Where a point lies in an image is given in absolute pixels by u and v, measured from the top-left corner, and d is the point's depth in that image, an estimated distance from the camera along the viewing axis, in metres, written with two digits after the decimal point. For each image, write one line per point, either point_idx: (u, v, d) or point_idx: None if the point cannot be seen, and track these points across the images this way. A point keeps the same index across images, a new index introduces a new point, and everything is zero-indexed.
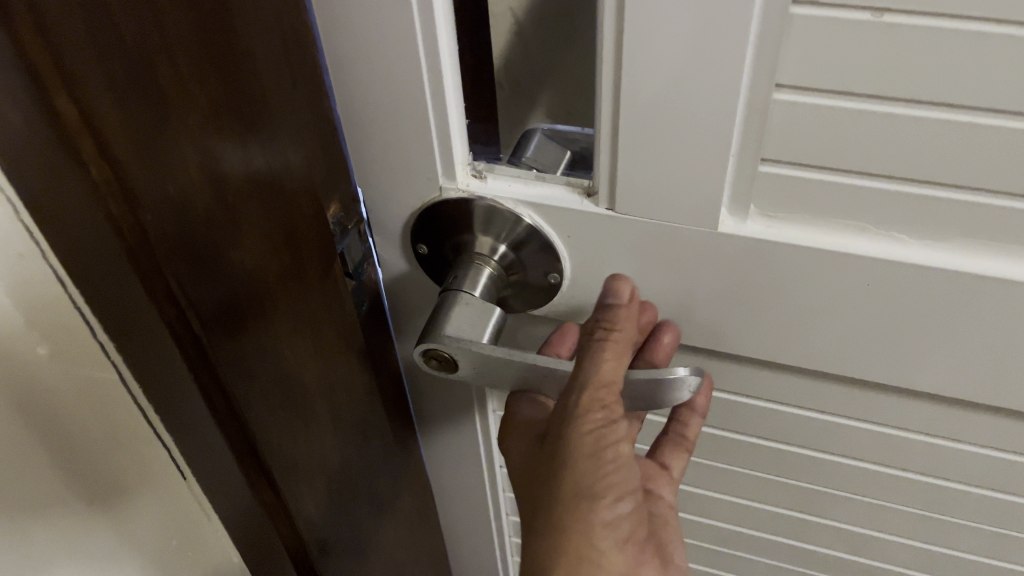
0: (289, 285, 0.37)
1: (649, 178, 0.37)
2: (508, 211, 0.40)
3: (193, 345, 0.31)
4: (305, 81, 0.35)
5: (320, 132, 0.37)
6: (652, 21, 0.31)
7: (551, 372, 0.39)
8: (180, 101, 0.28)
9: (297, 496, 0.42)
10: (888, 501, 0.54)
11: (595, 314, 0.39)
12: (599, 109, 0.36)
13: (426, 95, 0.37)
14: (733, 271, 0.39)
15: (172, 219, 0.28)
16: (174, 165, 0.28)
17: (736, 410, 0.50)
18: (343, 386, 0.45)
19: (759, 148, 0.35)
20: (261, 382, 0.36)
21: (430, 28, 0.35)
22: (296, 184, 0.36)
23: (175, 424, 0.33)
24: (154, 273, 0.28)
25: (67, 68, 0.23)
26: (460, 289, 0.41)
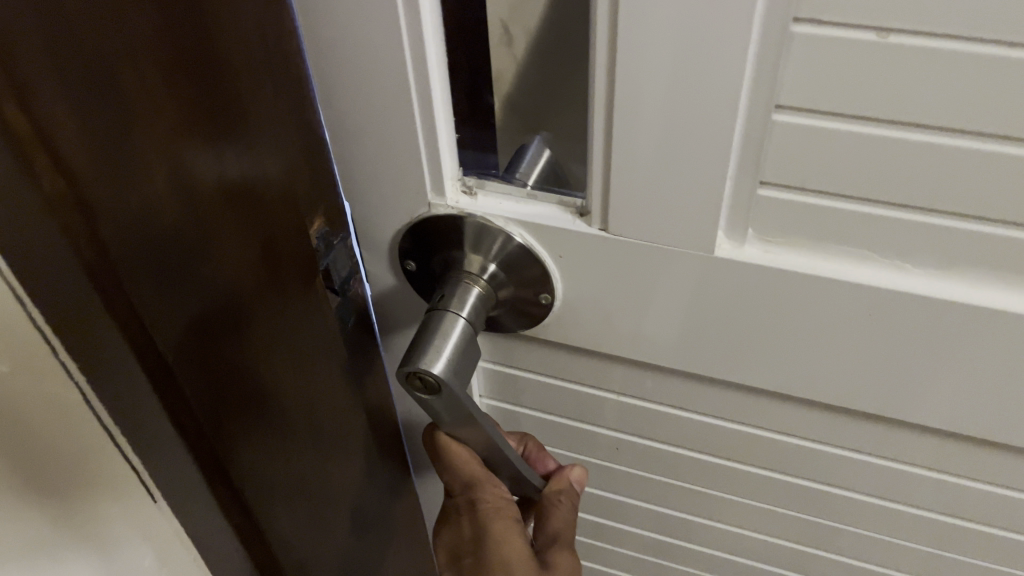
0: (267, 297, 0.36)
1: (641, 198, 0.35)
2: (499, 229, 0.39)
3: (158, 364, 0.30)
4: (287, 88, 0.34)
5: (302, 140, 0.36)
6: (645, 36, 0.30)
7: (477, 419, 0.40)
8: (147, 115, 0.26)
9: (271, 515, 0.41)
10: (890, 536, 0.52)
11: (549, 487, 0.45)
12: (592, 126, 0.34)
13: (414, 108, 0.36)
14: (730, 298, 0.38)
15: (136, 233, 0.27)
16: (140, 177, 0.27)
17: (732, 439, 0.48)
18: (325, 400, 0.44)
19: (756, 170, 0.33)
20: (237, 401, 0.35)
21: (419, 39, 0.33)
22: (274, 194, 0.34)
23: (143, 445, 0.32)
24: (115, 290, 0.27)
25: (19, 78, 0.22)
26: (446, 308, 0.39)
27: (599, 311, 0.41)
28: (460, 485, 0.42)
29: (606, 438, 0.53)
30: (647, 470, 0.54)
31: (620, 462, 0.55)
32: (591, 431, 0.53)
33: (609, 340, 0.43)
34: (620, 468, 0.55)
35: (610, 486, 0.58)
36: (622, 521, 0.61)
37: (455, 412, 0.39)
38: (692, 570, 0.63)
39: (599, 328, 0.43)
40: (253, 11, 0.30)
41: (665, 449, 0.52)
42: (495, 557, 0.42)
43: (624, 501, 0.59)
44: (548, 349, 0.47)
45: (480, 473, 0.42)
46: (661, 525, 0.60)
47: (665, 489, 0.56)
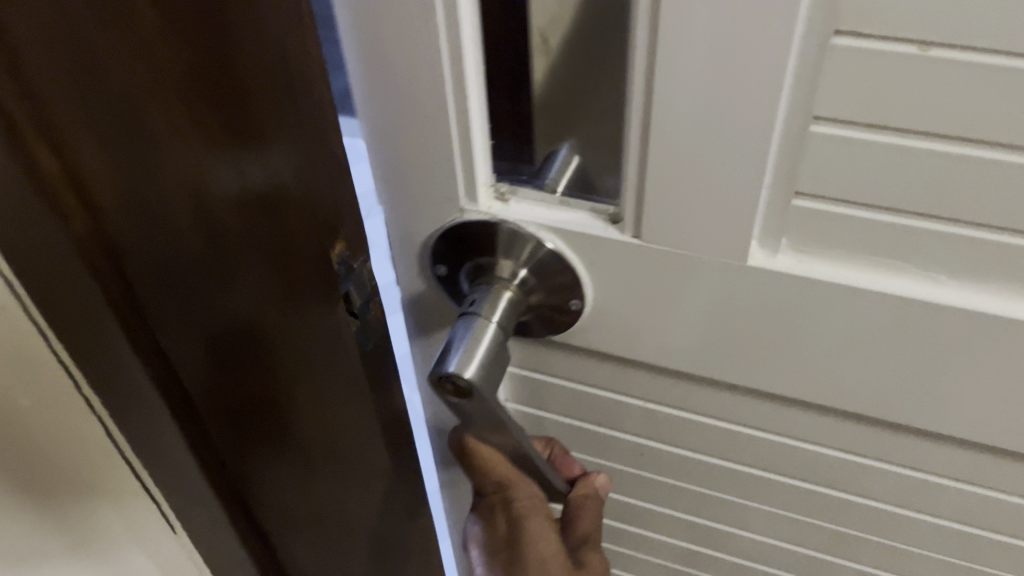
0: (277, 300, 0.38)
1: (676, 206, 0.35)
2: (531, 235, 0.39)
3: (152, 353, 0.35)
4: (315, 118, 0.34)
5: (328, 169, 0.36)
6: (682, 47, 0.30)
7: (507, 426, 0.40)
8: (156, 117, 0.30)
9: (281, 495, 0.46)
10: (922, 549, 0.51)
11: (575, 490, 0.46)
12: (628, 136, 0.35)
13: (451, 114, 0.36)
14: (760, 308, 0.38)
15: (160, 251, 0.33)
16: (165, 202, 0.32)
17: (759, 448, 0.48)
18: (336, 406, 0.45)
19: (791, 180, 0.34)
20: (179, 396, 0.37)
21: (458, 47, 0.34)
22: (290, 211, 0.36)
23: (113, 414, 0.35)
24: (117, 285, 0.32)
25: (29, 90, 0.27)
26: (477, 312, 0.39)
27: (629, 318, 0.42)
28: (496, 484, 0.43)
29: (629, 445, 0.53)
30: (674, 477, 0.54)
31: (645, 468, 0.55)
32: (617, 437, 0.53)
33: (639, 346, 0.43)
34: (645, 474, 0.55)
35: (632, 492, 0.58)
36: (646, 528, 0.61)
37: (485, 416, 0.40)
38: None
39: (627, 335, 0.43)
40: (279, 36, 0.31)
41: (692, 457, 0.52)
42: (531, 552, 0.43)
43: (649, 509, 0.59)
44: (576, 355, 0.47)
45: (513, 471, 0.43)
46: (686, 533, 0.59)
47: (690, 497, 0.55)
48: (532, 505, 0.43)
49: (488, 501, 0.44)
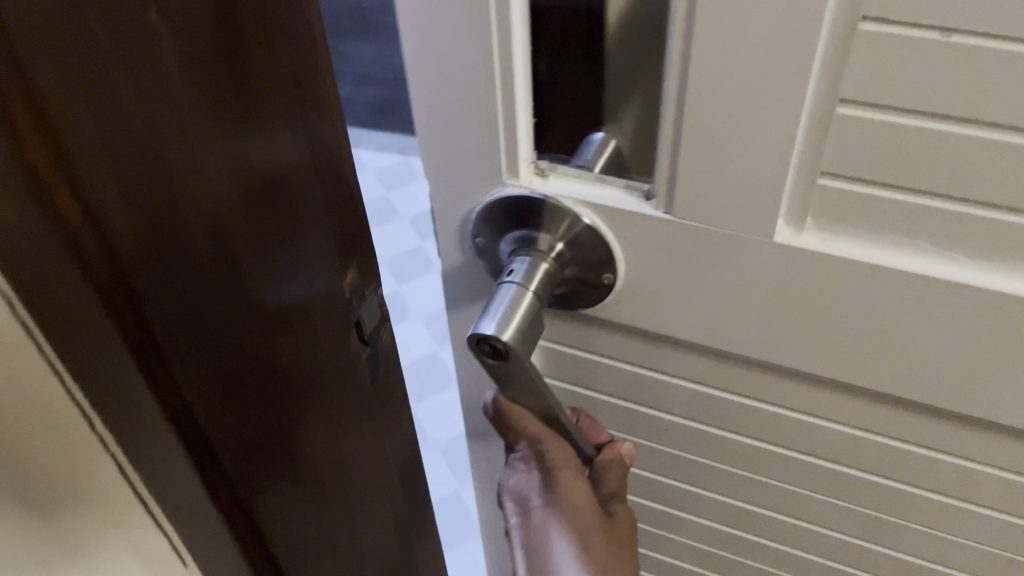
0: (304, 335, 0.35)
1: (708, 183, 0.38)
2: (568, 210, 0.41)
3: (182, 418, 0.30)
4: (312, 112, 0.32)
5: (323, 162, 0.33)
6: (716, 32, 0.32)
7: (537, 388, 0.43)
8: (178, 124, 0.26)
9: (292, 556, 0.40)
10: (945, 534, 0.52)
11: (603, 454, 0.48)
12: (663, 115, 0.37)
13: (497, 93, 0.39)
14: (784, 282, 0.40)
15: (183, 311, 0.28)
16: (188, 227, 0.27)
17: (782, 426, 0.50)
18: (351, 447, 0.42)
19: (816, 158, 0.36)
20: (211, 429, 0.31)
21: (505, 26, 0.36)
22: (302, 220, 0.33)
23: (162, 494, 0.31)
24: (141, 339, 0.27)
25: (38, 96, 0.21)
26: (516, 282, 0.42)
27: (657, 291, 0.44)
28: (530, 436, 0.46)
29: (655, 420, 0.55)
30: (699, 454, 0.56)
31: (671, 445, 0.57)
32: (644, 413, 0.55)
33: (668, 321, 0.45)
34: (671, 450, 0.57)
35: (657, 468, 0.60)
36: (672, 506, 0.63)
37: (519, 379, 0.42)
38: (741, 562, 0.64)
39: (655, 308, 0.45)
40: (284, 42, 0.29)
41: (717, 434, 0.54)
42: (564, 501, 0.44)
43: (675, 487, 0.61)
44: (607, 330, 0.49)
45: (546, 425, 0.46)
46: (711, 512, 0.61)
47: (715, 475, 0.57)
48: (565, 457, 0.46)
49: (523, 456, 0.46)
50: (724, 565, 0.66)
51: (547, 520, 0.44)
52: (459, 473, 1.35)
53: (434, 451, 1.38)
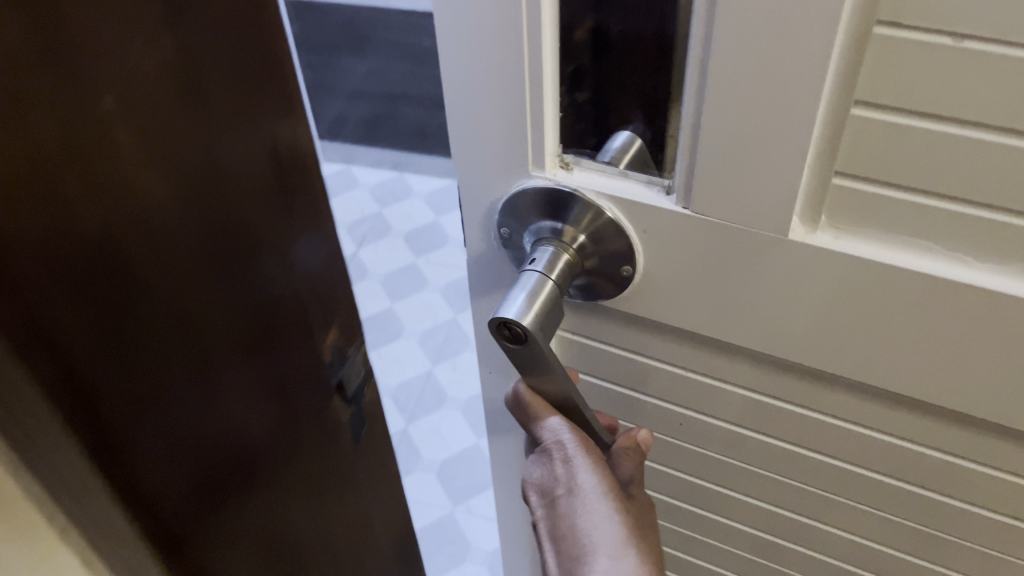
0: (218, 324, 0.38)
1: (726, 180, 0.39)
2: (590, 202, 0.43)
3: (79, 413, 0.31)
4: (228, 105, 0.35)
5: (243, 162, 0.37)
6: (735, 32, 0.34)
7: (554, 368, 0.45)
8: (33, 124, 0.27)
9: (217, 554, 0.42)
10: (957, 540, 0.52)
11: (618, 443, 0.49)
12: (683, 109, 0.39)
13: (524, 87, 0.40)
14: (797, 277, 0.41)
15: (65, 300, 0.29)
16: (65, 223, 0.29)
17: (795, 424, 0.51)
18: (280, 428, 0.45)
19: (832, 156, 0.37)
20: (104, 401, 0.32)
21: (536, 19, 0.38)
22: (209, 215, 0.36)
23: (53, 483, 0.31)
24: (28, 333, 0.28)
25: None
26: (538, 270, 0.43)
27: (675, 284, 0.45)
28: (547, 428, 0.47)
29: (670, 413, 0.56)
30: (714, 450, 0.57)
31: (686, 439, 0.58)
32: (660, 406, 0.56)
33: (684, 314, 0.46)
34: (687, 445, 0.58)
35: (673, 462, 0.61)
36: (688, 501, 0.64)
37: (539, 362, 0.44)
38: (756, 560, 0.65)
39: (672, 300, 0.46)
40: (189, 53, 0.33)
41: (731, 430, 0.54)
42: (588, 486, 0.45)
43: (691, 481, 0.62)
44: (625, 322, 0.50)
45: (561, 416, 0.48)
46: (726, 508, 0.62)
47: (729, 471, 0.58)
48: (581, 444, 0.47)
49: (540, 450, 0.48)
50: (739, 562, 0.67)
51: (575, 505, 0.45)
52: (454, 495, 1.34)
53: (429, 472, 1.37)
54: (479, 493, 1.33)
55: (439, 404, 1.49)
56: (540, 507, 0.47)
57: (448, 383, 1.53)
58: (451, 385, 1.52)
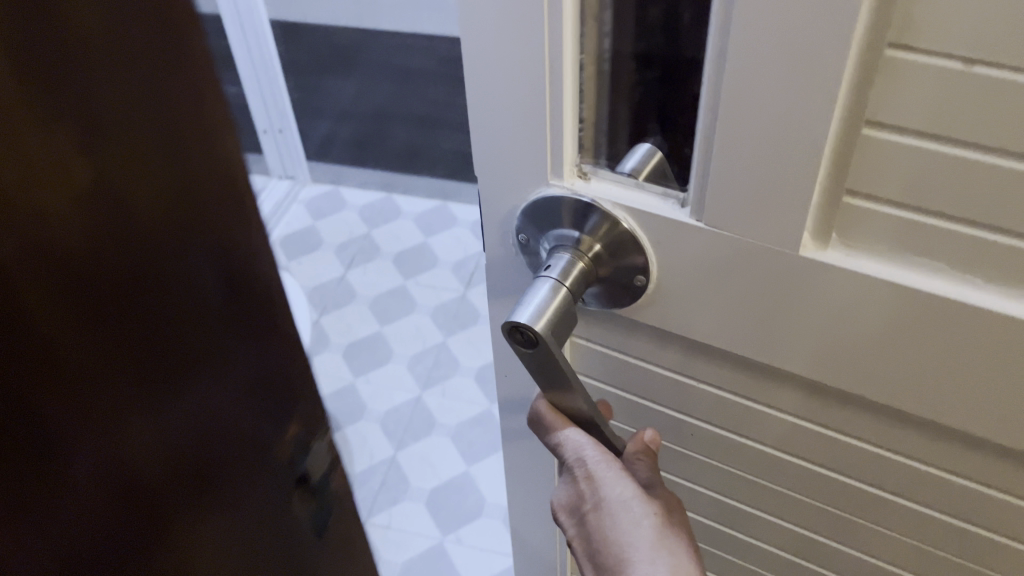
0: (56, 400, 0.27)
1: (739, 194, 0.40)
2: (606, 212, 0.44)
3: None
4: (118, 119, 0.27)
5: (136, 196, 0.28)
6: (751, 50, 0.35)
7: (566, 374, 0.45)
8: None
9: None
10: (963, 562, 0.52)
11: (630, 447, 0.50)
12: (700, 124, 0.40)
13: (545, 97, 0.41)
14: (807, 291, 0.41)
15: None
16: None
17: (805, 440, 0.51)
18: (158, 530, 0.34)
19: (844, 174, 0.37)
20: None
21: (560, 31, 0.39)
22: (65, 256, 0.26)
23: None
24: None
25: None
26: (552, 276, 0.44)
27: (688, 295, 0.46)
28: (568, 446, 0.48)
29: (681, 422, 0.57)
30: (724, 461, 0.58)
31: (697, 450, 0.58)
32: (671, 417, 0.56)
33: (696, 325, 0.47)
34: (697, 455, 0.59)
35: (683, 472, 0.61)
36: (697, 511, 0.64)
37: (550, 367, 0.45)
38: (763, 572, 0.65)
39: (685, 311, 0.47)
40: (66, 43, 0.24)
41: (741, 442, 0.55)
42: (612, 499, 0.46)
43: (701, 491, 0.62)
44: (639, 332, 0.51)
45: (579, 431, 0.49)
46: (734, 519, 0.62)
47: (738, 483, 0.59)
48: (600, 459, 0.48)
49: (564, 469, 0.49)
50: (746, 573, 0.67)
51: (604, 521, 0.46)
52: (444, 525, 1.32)
53: (418, 501, 1.36)
54: (470, 522, 1.33)
55: (427, 432, 1.46)
56: (572, 525, 0.49)
57: (437, 410, 1.49)
58: (440, 411, 1.48)
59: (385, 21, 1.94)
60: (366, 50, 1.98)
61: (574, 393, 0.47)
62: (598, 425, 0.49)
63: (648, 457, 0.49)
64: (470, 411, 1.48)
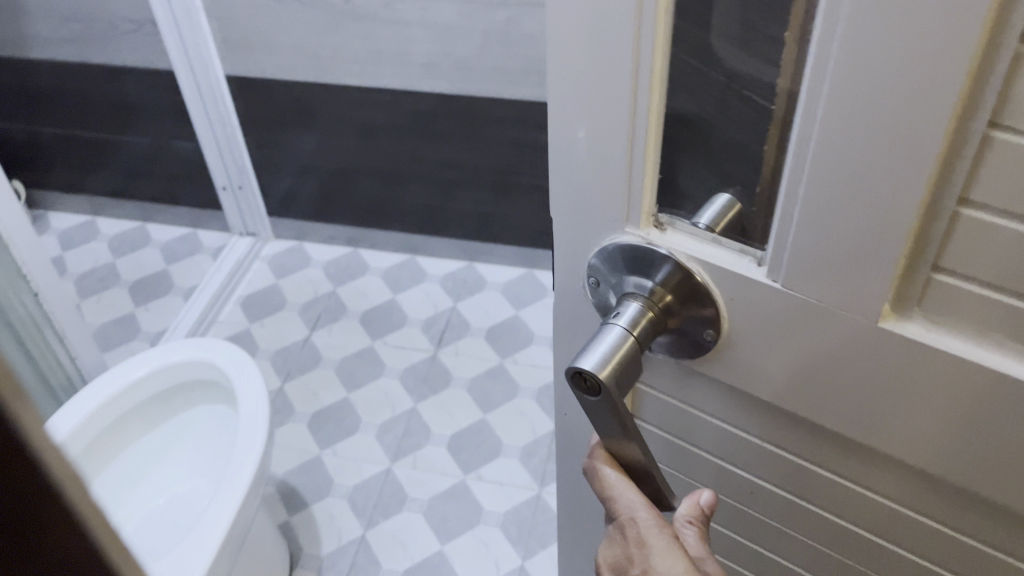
0: None
1: (817, 256, 0.39)
2: (679, 266, 0.44)
3: None
4: None
5: None
6: (839, 118, 0.35)
7: (621, 417, 0.45)
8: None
9: None
10: None
11: (683, 512, 0.50)
12: (783, 183, 0.40)
13: (628, 150, 0.41)
14: (879, 359, 0.41)
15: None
16: None
17: (866, 507, 0.50)
18: None
19: (929, 249, 0.37)
20: None
21: (646, 89, 0.39)
22: None
23: None
24: None
25: None
26: (621, 323, 0.45)
27: (757, 350, 0.46)
28: (623, 504, 0.49)
29: (738, 478, 0.56)
30: (781, 521, 0.56)
31: (754, 507, 0.57)
32: (729, 471, 0.56)
33: (763, 380, 0.47)
34: (753, 512, 0.58)
35: (737, 525, 0.61)
36: (749, 565, 0.63)
37: (608, 412, 0.45)
38: None
39: (754, 366, 0.47)
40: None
41: (800, 504, 0.54)
42: (659, 565, 0.47)
43: (755, 547, 0.61)
44: (700, 382, 0.51)
45: (635, 491, 0.49)
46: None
47: (794, 543, 0.58)
48: (653, 523, 0.48)
49: (616, 527, 0.49)
50: None
51: None
52: None
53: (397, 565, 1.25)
54: None
55: (404, 495, 1.34)
56: None
57: (409, 484, 1.36)
58: (409, 483, 1.36)
59: (353, 75, 1.47)
60: (326, 104, 1.52)
61: (629, 437, 0.47)
62: (656, 477, 0.49)
63: (699, 525, 0.50)
64: (451, 466, 1.38)
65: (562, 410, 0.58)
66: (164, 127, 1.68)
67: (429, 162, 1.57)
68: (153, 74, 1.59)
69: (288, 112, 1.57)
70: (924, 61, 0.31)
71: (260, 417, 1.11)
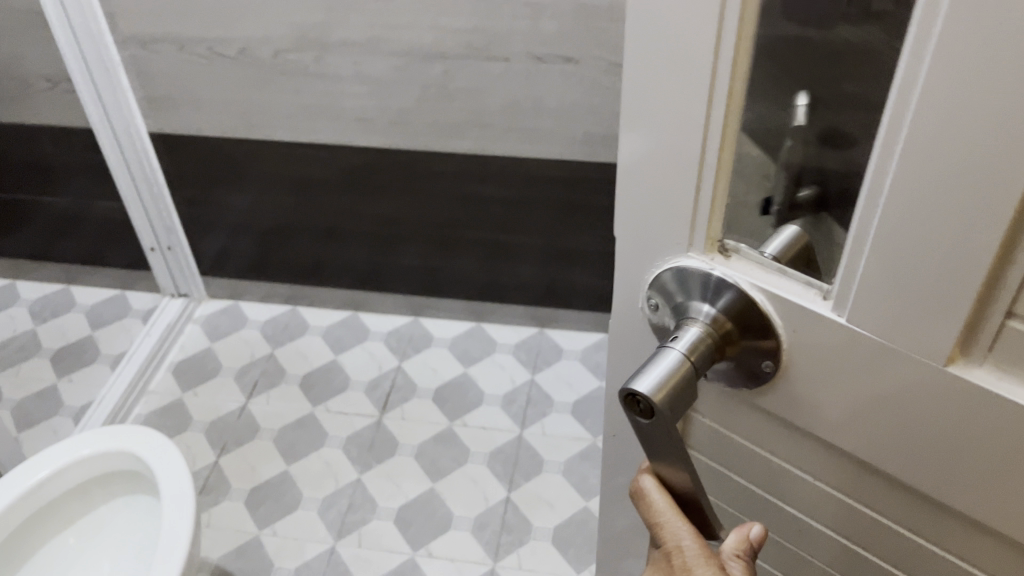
0: None
1: (886, 287, 0.37)
2: (743, 294, 0.42)
3: None
4: None
5: None
6: (924, 141, 0.32)
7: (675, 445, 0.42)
8: None
9: None
10: None
11: (730, 542, 0.46)
12: (860, 201, 0.37)
13: (695, 171, 0.39)
14: (943, 403, 0.38)
15: None
16: None
17: (914, 556, 0.48)
18: None
19: (1004, 293, 0.33)
20: None
21: (720, 109, 0.37)
22: None
23: None
24: None
25: None
26: (678, 347, 0.42)
27: (815, 384, 0.43)
28: (669, 532, 0.46)
29: (788, 516, 0.54)
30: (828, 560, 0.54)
31: (801, 546, 0.55)
32: (780, 506, 0.54)
33: (821, 417, 0.44)
34: (799, 550, 0.56)
35: (782, 560, 0.58)
36: None
37: (659, 439, 0.42)
38: None
39: (810, 403, 0.45)
40: None
41: (849, 545, 0.51)
42: None
43: None
44: (761, 420, 0.50)
45: (682, 519, 0.46)
46: None
47: None
48: (700, 555, 0.45)
49: (660, 555, 0.46)
50: None
51: None
52: None
53: None
54: None
55: None
56: None
57: (353, 564, 1.27)
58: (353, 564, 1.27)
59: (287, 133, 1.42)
60: (262, 161, 1.47)
61: (680, 467, 0.43)
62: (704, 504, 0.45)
63: (748, 555, 0.45)
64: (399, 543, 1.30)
65: (611, 431, 0.56)
66: (84, 188, 1.59)
67: (373, 218, 1.52)
68: (71, 133, 1.50)
69: (219, 172, 1.50)
70: (1015, 81, 0.28)
71: (184, 508, 1.00)
